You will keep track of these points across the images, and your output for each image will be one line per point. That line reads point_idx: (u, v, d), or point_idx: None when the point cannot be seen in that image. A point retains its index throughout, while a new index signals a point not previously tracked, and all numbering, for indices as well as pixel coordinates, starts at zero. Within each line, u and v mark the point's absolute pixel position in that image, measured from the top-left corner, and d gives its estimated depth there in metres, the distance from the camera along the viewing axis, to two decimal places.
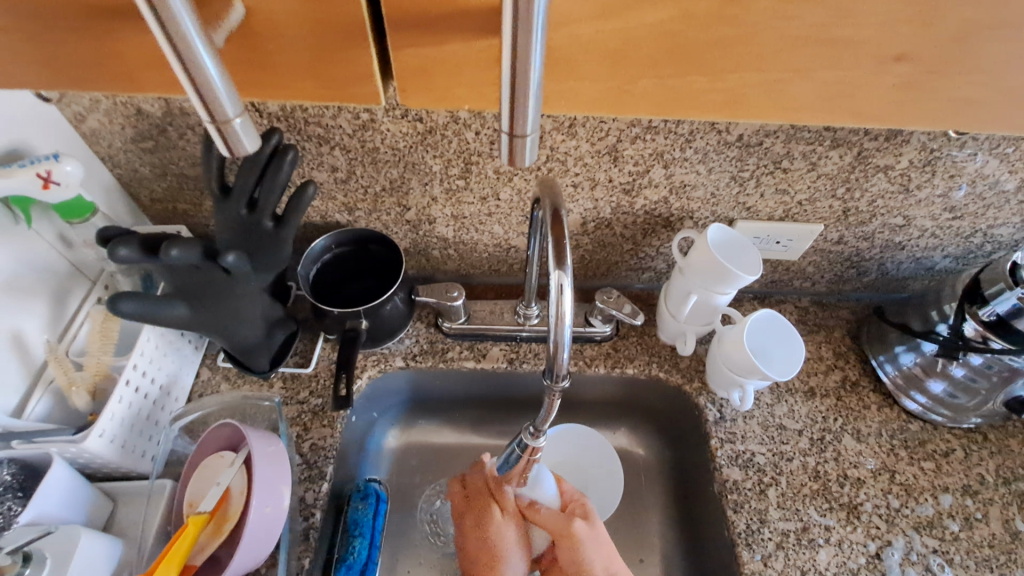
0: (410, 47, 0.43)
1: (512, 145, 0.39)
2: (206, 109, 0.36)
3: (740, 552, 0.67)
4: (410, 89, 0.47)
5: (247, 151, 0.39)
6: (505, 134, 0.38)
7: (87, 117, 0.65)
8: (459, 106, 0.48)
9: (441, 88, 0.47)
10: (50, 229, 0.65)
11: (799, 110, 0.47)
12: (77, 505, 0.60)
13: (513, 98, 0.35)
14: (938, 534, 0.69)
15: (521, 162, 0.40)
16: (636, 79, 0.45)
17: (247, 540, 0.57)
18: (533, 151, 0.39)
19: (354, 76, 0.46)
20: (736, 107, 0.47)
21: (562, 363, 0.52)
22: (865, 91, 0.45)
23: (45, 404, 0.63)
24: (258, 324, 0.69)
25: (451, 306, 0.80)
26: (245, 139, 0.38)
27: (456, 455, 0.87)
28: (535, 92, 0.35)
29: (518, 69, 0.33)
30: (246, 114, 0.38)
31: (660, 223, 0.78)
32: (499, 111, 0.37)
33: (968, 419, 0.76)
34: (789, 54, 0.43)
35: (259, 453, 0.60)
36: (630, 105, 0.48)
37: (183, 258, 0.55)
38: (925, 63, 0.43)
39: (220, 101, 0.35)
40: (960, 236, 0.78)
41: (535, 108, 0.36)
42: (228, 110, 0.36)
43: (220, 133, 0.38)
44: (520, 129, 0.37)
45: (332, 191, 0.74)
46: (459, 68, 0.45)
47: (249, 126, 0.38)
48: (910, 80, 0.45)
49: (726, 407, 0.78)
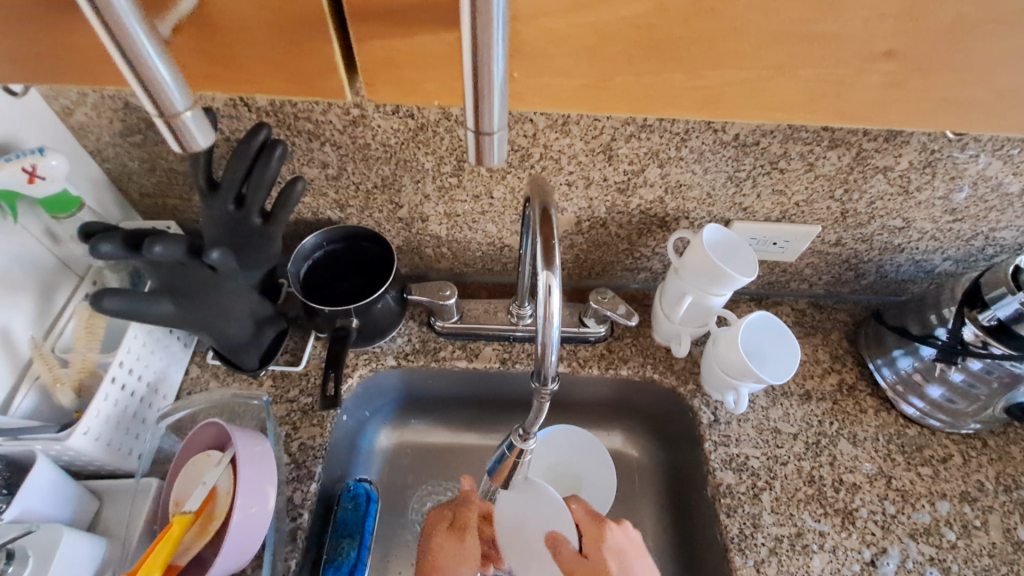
0: (375, 39, 0.42)
1: (478, 143, 0.38)
2: (155, 105, 0.35)
3: (733, 558, 0.67)
4: (378, 85, 0.46)
5: (199, 146, 0.38)
6: (471, 132, 0.38)
7: (75, 110, 0.65)
8: (430, 102, 0.47)
9: (410, 82, 0.45)
10: (37, 224, 0.64)
11: (796, 107, 0.46)
12: (63, 504, 0.59)
13: (477, 97, 0.35)
14: (936, 542, 0.68)
15: (489, 161, 0.40)
16: (613, 76, 0.44)
17: (229, 543, 0.56)
18: (500, 149, 0.39)
19: (318, 71, 0.45)
20: (732, 101, 0.46)
21: (550, 365, 0.51)
22: (870, 87, 0.44)
23: (31, 400, 0.62)
24: (246, 321, 0.68)
25: (443, 305, 0.80)
26: (197, 135, 0.38)
27: (447, 454, 0.86)
28: (500, 88, 0.34)
29: (483, 65, 0.32)
30: (198, 108, 0.37)
31: (656, 222, 0.77)
32: (464, 110, 0.37)
33: (967, 424, 0.75)
34: (773, 52, 0.42)
35: (244, 454, 0.59)
36: (612, 103, 0.47)
37: (167, 255, 0.54)
38: (915, 61, 0.42)
39: (170, 96, 0.35)
40: (961, 239, 0.77)
41: (500, 106, 0.36)
42: (178, 104, 0.36)
43: (170, 128, 0.37)
44: (485, 127, 0.36)
45: (323, 187, 0.73)
46: (428, 61, 0.44)
47: (202, 122, 0.38)
48: (898, 78, 0.43)
49: (720, 410, 0.77)
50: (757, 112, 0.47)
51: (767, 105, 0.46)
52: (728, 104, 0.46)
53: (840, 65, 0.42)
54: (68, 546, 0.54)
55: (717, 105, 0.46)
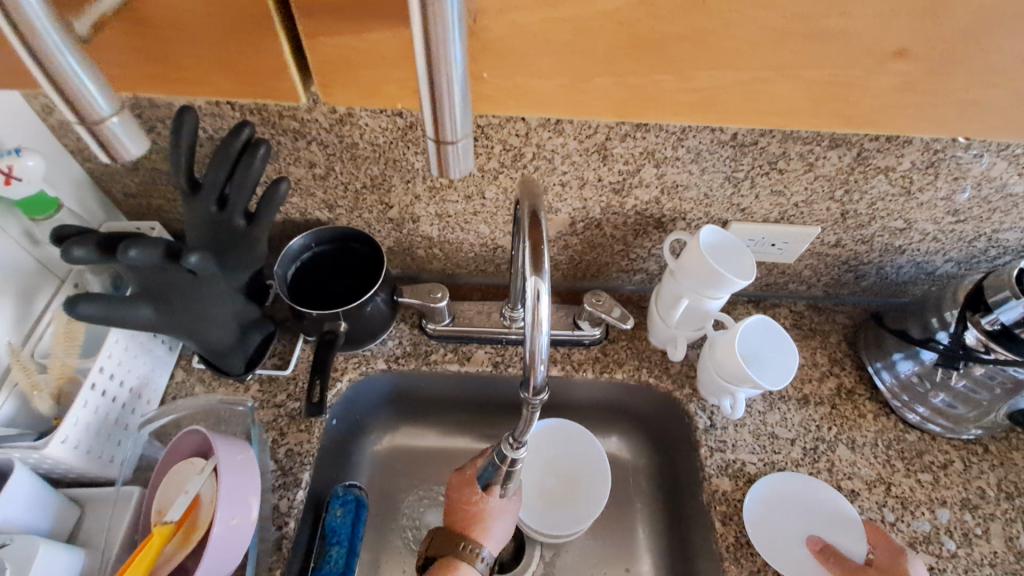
0: (335, 36, 0.43)
1: (440, 153, 0.37)
2: (74, 111, 0.34)
3: (728, 567, 0.65)
4: (337, 88, 0.47)
5: (128, 153, 0.37)
6: (431, 142, 0.36)
7: (54, 109, 0.63)
8: (392, 104, 0.49)
9: (373, 84, 0.47)
10: (15, 225, 0.62)
11: (802, 114, 0.47)
12: (42, 513, 0.58)
13: (433, 102, 0.33)
14: (936, 551, 0.67)
15: (452, 172, 0.38)
16: (591, 77, 0.45)
17: (210, 555, 0.54)
18: (467, 158, 0.37)
19: (271, 75, 0.47)
20: (724, 106, 0.46)
21: (538, 373, 0.49)
22: (883, 89, 0.45)
23: (10, 407, 0.60)
24: (230, 325, 0.66)
25: (435, 308, 0.78)
26: (123, 141, 0.37)
27: (438, 459, 0.85)
28: (457, 90, 0.32)
29: (436, 68, 0.31)
30: (124, 113, 0.36)
31: (652, 223, 0.75)
32: (422, 117, 0.35)
33: (968, 430, 0.73)
34: (772, 50, 0.42)
35: (227, 463, 0.58)
36: (596, 106, 0.47)
37: (144, 259, 0.52)
38: (927, 63, 0.42)
39: (91, 100, 0.34)
40: (963, 240, 0.76)
41: (460, 109, 0.34)
42: (102, 109, 0.35)
43: (94, 135, 0.36)
44: (446, 135, 0.35)
45: (310, 187, 0.72)
46: (391, 61, 0.45)
47: (129, 127, 0.37)
48: (909, 79, 0.44)
49: (717, 415, 0.75)
50: (755, 116, 0.47)
51: (763, 108, 0.46)
52: (722, 108, 0.47)
53: (849, 67, 0.43)
54: (43, 559, 0.52)
55: (710, 109, 0.47)
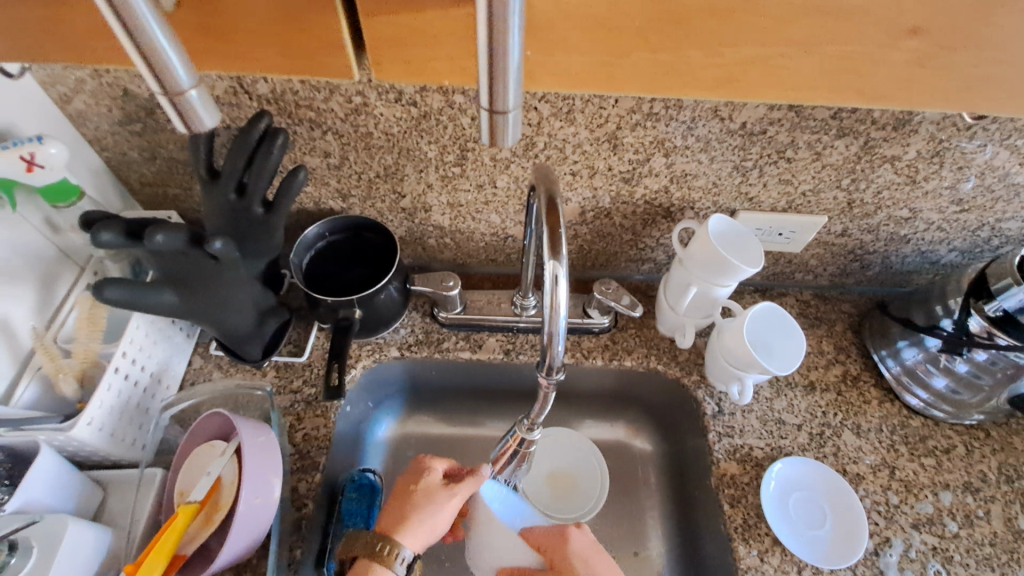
0: (386, 13, 0.42)
1: (492, 124, 0.37)
2: (157, 80, 0.35)
3: (737, 547, 0.67)
4: (386, 62, 0.46)
5: (203, 124, 0.37)
6: (484, 110, 0.37)
7: (73, 98, 0.64)
8: (438, 81, 0.47)
9: (419, 60, 0.46)
10: (36, 213, 0.63)
11: (812, 85, 0.47)
12: (66, 494, 0.59)
13: (490, 72, 0.34)
14: (938, 532, 0.68)
15: (505, 140, 0.39)
16: (629, 53, 0.45)
17: (235, 532, 0.56)
18: (515, 127, 0.38)
19: (327, 47, 0.45)
20: (749, 81, 0.47)
21: (556, 354, 0.50)
22: (896, 65, 0.45)
23: (33, 391, 0.62)
24: (249, 312, 0.68)
25: (446, 296, 0.79)
26: (201, 112, 0.37)
27: (449, 446, 0.86)
28: (514, 69, 0.33)
29: (499, 34, 0.31)
30: (203, 85, 0.36)
31: (661, 213, 0.76)
32: (478, 87, 0.35)
33: (970, 415, 0.75)
34: (792, 27, 0.42)
35: (249, 443, 0.59)
36: (627, 82, 0.47)
37: (169, 244, 0.53)
38: (939, 36, 0.43)
39: (173, 71, 0.34)
40: (967, 230, 0.77)
41: (516, 85, 0.35)
42: (182, 81, 0.35)
43: (173, 105, 0.36)
44: (499, 105, 0.35)
45: (325, 176, 0.73)
46: (438, 38, 0.44)
47: (206, 99, 0.37)
48: (922, 55, 0.44)
49: (724, 401, 0.77)
50: (779, 93, 0.47)
51: (783, 84, 0.47)
52: (746, 85, 0.47)
53: (859, 41, 0.43)
54: (73, 536, 0.53)
55: (735, 85, 0.47)
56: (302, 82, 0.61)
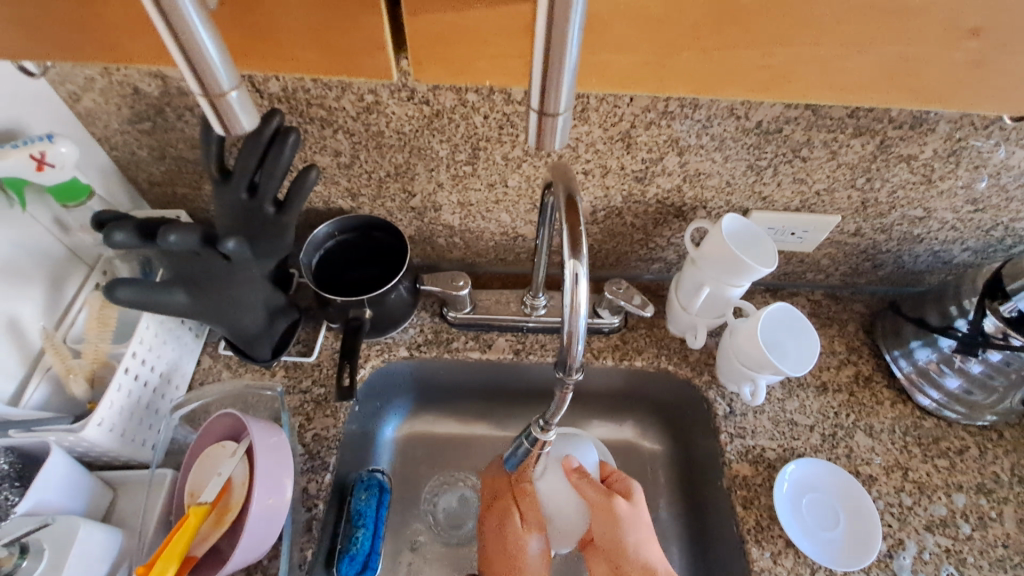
0: (432, 12, 0.41)
1: (541, 125, 0.35)
2: (199, 82, 0.33)
3: (750, 549, 0.66)
4: (426, 62, 0.45)
5: (242, 127, 0.37)
6: (533, 113, 0.35)
7: (82, 96, 0.63)
8: (480, 81, 0.46)
9: (461, 59, 0.45)
10: (45, 213, 0.63)
11: (867, 88, 0.45)
12: (76, 495, 0.58)
13: (544, 75, 0.32)
14: (951, 534, 0.68)
15: (551, 145, 0.37)
16: (679, 52, 0.43)
17: (248, 534, 0.56)
18: (564, 132, 0.36)
19: (366, 46, 0.45)
20: (802, 80, 0.45)
21: (575, 356, 0.50)
22: (952, 66, 0.43)
23: (43, 392, 0.62)
24: (259, 312, 0.67)
25: (456, 296, 0.79)
26: (241, 115, 0.36)
27: (458, 446, 0.86)
28: (570, 69, 0.32)
29: (555, 32, 0.30)
30: (243, 87, 0.35)
31: (673, 212, 0.76)
32: (529, 87, 0.34)
33: (983, 416, 0.74)
34: (848, 26, 0.41)
35: (260, 445, 0.59)
36: (671, 83, 0.45)
37: (181, 245, 0.53)
38: (997, 39, 0.41)
39: (215, 73, 0.33)
40: (981, 229, 0.76)
41: (570, 85, 0.33)
42: (224, 82, 0.34)
43: (214, 107, 0.35)
44: (551, 108, 0.34)
45: (335, 175, 0.72)
46: (483, 36, 0.43)
47: (245, 100, 0.36)
48: (979, 57, 0.42)
49: (736, 401, 0.76)
50: (830, 93, 0.45)
51: (838, 85, 0.45)
52: (798, 84, 0.45)
53: (922, 41, 0.41)
54: (83, 539, 0.53)
55: (783, 85, 0.45)
56: (314, 80, 0.60)
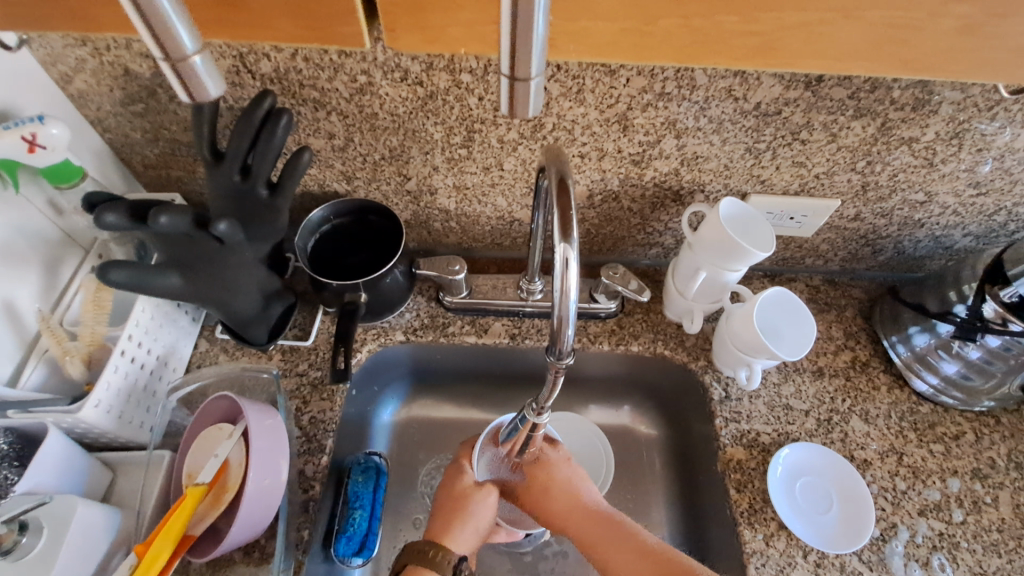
0: None
1: (513, 92, 0.35)
2: (160, 46, 0.33)
3: (742, 531, 0.67)
4: (401, 30, 0.44)
5: (208, 93, 0.36)
6: (505, 78, 0.34)
7: (73, 77, 0.63)
8: (455, 50, 0.45)
9: (436, 27, 0.44)
10: (39, 195, 0.63)
11: (856, 55, 0.44)
12: (73, 477, 0.59)
13: (515, 38, 0.31)
14: (945, 518, 0.68)
15: (524, 112, 0.36)
16: (657, 19, 0.42)
17: (246, 512, 0.57)
18: (537, 98, 0.35)
19: (337, 14, 0.44)
20: (786, 50, 0.44)
21: (566, 339, 0.50)
22: (940, 34, 0.42)
23: (40, 373, 0.62)
24: (254, 295, 0.67)
25: (452, 280, 0.78)
26: (206, 81, 0.35)
27: (455, 429, 0.86)
28: (541, 31, 0.31)
29: (524, 4, 0.29)
30: (206, 52, 0.35)
31: (670, 196, 0.75)
32: (499, 52, 0.33)
33: (981, 402, 0.74)
34: None
35: (257, 426, 0.60)
36: (654, 51, 0.45)
37: (173, 226, 0.52)
38: (987, 4, 0.39)
39: (176, 35, 0.32)
40: (983, 214, 0.75)
41: (542, 48, 0.32)
42: (186, 46, 0.33)
43: (177, 72, 0.34)
44: (522, 73, 0.33)
45: (329, 158, 0.72)
46: (457, 1, 0.42)
47: (211, 66, 0.35)
48: (967, 23, 0.41)
49: (732, 386, 0.76)
50: (814, 61, 0.45)
51: (821, 54, 0.44)
52: (780, 52, 0.44)
53: (908, 8, 0.40)
54: (81, 519, 0.54)
55: (768, 54, 0.44)
56: (306, 60, 0.59)
